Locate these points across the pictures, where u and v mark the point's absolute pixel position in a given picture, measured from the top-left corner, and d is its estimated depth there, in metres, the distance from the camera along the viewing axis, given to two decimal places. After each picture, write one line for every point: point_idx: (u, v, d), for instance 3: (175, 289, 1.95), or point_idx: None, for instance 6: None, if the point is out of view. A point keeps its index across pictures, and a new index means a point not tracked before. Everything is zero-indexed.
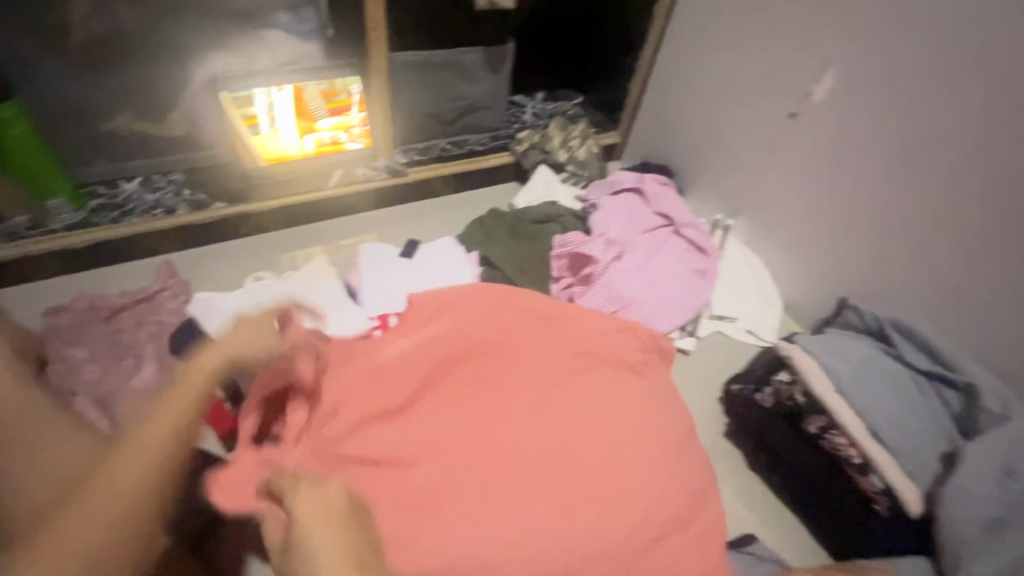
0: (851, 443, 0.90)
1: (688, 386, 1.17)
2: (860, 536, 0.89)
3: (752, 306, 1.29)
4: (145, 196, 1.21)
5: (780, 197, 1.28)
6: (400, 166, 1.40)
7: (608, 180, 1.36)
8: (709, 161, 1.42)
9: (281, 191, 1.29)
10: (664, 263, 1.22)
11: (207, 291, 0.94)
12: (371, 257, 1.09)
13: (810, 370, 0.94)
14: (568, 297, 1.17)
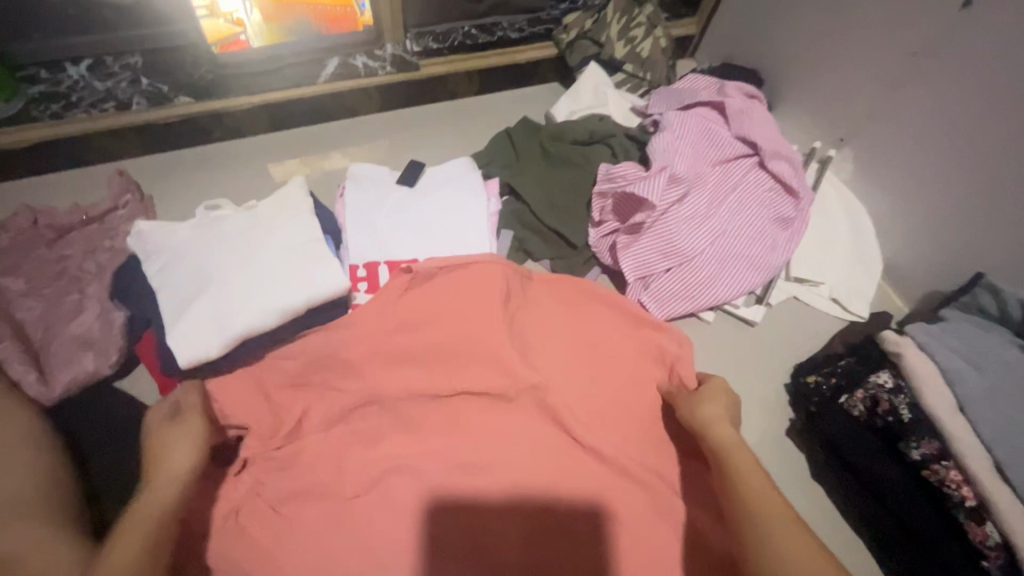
0: (965, 479, 0.68)
1: (749, 364, 0.95)
2: None
3: (843, 266, 1.02)
4: (94, 84, 0.97)
5: (913, 124, 0.94)
6: (410, 56, 1.10)
7: (679, 91, 1.04)
8: (818, 66, 1.06)
9: (262, 83, 1.03)
10: (739, 207, 0.94)
11: (149, 222, 0.72)
12: (360, 181, 0.85)
13: (923, 373, 0.72)
14: (609, 247, 0.94)
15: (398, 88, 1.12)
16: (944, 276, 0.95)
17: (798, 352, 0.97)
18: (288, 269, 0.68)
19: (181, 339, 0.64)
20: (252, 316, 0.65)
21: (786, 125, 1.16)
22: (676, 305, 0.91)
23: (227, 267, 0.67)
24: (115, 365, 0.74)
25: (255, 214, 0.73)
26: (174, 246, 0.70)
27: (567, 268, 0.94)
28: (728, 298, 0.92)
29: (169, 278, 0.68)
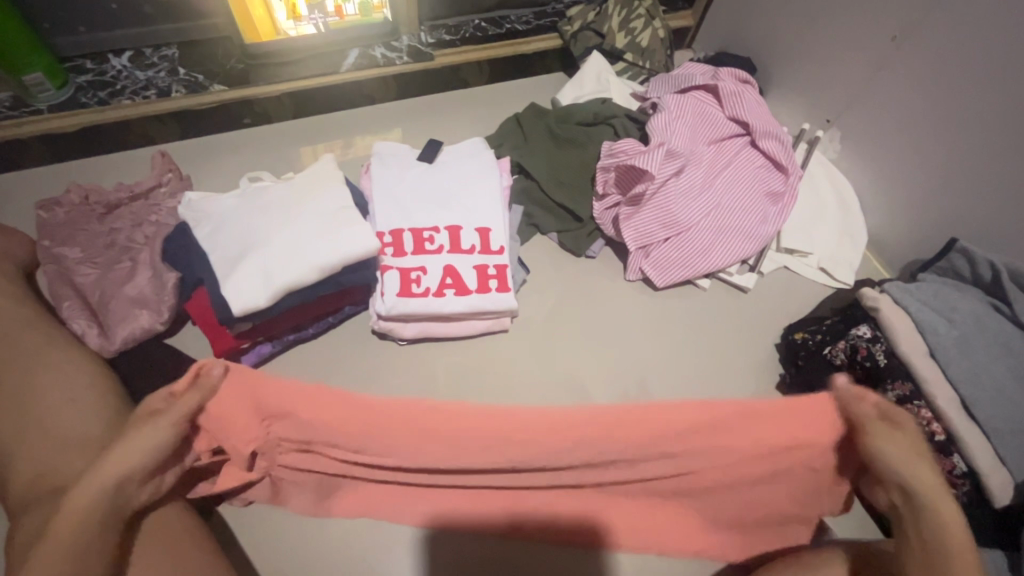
0: (935, 416, 0.76)
1: (744, 328, 1.02)
2: None
3: (830, 239, 1.09)
4: (136, 73, 1.05)
5: (892, 105, 1.02)
6: (425, 48, 1.18)
7: (676, 75, 1.12)
8: (805, 54, 1.14)
9: (289, 73, 1.11)
10: (732, 182, 1.02)
11: (199, 193, 0.81)
12: (384, 157, 0.93)
13: (898, 324, 0.80)
14: (612, 219, 1.01)
15: (413, 77, 1.20)
16: (923, 245, 1.03)
17: (788, 318, 1.04)
18: (325, 231, 0.76)
19: (231, 291, 0.72)
20: (293, 272, 0.73)
21: (778, 110, 1.24)
22: (674, 272, 0.99)
23: (271, 230, 0.75)
24: (166, 322, 0.83)
25: (292, 184, 0.81)
26: (222, 213, 0.78)
27: (573, 240, 1.02)
28: (722, 265, 0.99)
29: (219, 239, 0.76)
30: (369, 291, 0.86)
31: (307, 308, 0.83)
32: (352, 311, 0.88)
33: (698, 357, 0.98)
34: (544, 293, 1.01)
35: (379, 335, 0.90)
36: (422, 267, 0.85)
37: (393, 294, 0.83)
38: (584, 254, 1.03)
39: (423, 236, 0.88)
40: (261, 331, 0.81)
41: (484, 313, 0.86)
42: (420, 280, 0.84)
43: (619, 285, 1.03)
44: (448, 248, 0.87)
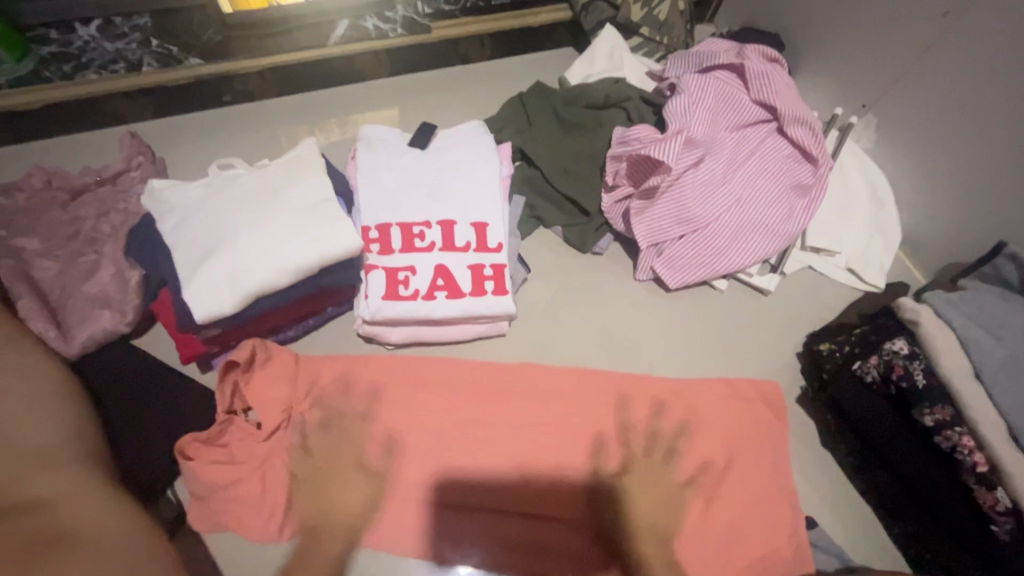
0: (978, 444, 0.67)
1: (762, 333, 0.94)
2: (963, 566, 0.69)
3: (859, 237, 1.00)
4: (104, 45, 0.97)
5: (938, 89, 0.91)
6: (422, 19, 1.08)
7: (697, 53, 1.02)
8: (839, 29, 1.03)
9: (272, 46, 1.02)
10: (755, 173, 0.93)
11: (164, 181, 0.73)
12: (372, 143, 0.84)
13: (940, 341, 0.71)
14: (622, 214, 0.92)
15: (408, 52, 1.10)
16: (965, 245, 0.93)
17: (812, 324, 0.95)
18: (301, 228, 0.68)
19: (195, 294, 0.65)
20: (265, 273, 0.65)
21: (807, 93, 1.13)
22: (688, 272, 0.90)
23: (240, 226, 0.68)
24: (131, 323, 0.76)
25: (266, 173, 0.73)
26: (189, 203, 0.71)
27: (579, 235, 0.93)
28: (741, 266, 0.91)
29: (184, 234, 0.68)
30: (354, 292, 0.79)
31: (282, 310, 0.76)
32: (333, 312, 0.81)
33: (713, 366, 0.90)
34: (546, 292, 0.93)
35: (365, 339, 0.83)
36: (412, 267, 0.77)
37: (379, 297, 0.75)
38: (590, 250, 0.94)
39: (413, 232, 0.80)
40: (235, 335, 0.75)
41: (479, 318, 0.78)
42: (409, 281, 0.76)
43: (628, 284, 0.95)
44: (440, 245, 0.79)
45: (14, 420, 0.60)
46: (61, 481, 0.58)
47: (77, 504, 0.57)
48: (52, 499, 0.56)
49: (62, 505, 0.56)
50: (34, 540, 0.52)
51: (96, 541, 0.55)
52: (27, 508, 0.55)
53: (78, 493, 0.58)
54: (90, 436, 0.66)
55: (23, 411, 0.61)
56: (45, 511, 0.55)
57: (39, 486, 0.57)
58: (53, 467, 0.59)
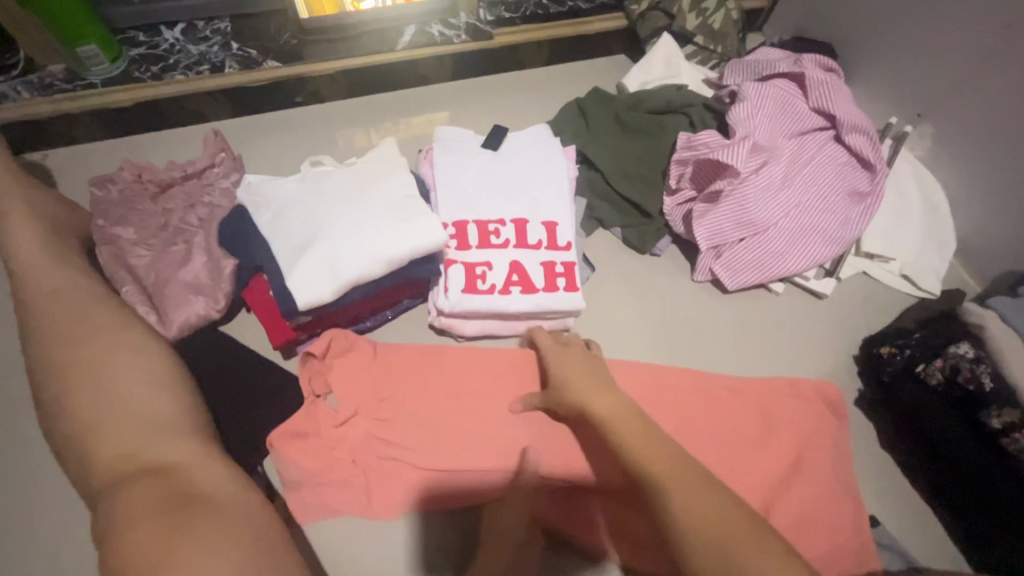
0: None
1: (818, 336, 0.95)
2: None
3: (914, 244, 1.01)
4: (188, 47, 1.02)
5: (1000, 101, 0.92)
6: (484, 26, 1.12)
7: (755, 61, 1.04)
8: (896, 41, 1.05)
9: (343, 51, 1.06)
10: (814, 179, 0.95)
11: (258, 176, 0.77)
12: (447, 143, 0.88)
13: (1007, 348, 0.73)
14: (684, 216, 0.95)
15: (470, 57, 1.14)
16: (1022, 254, 0.95)
17: (866, 327, 0.97)
18: (392, 222, 0.72)
19: (295, 283, 0.68)
20: (360, 264, 0.69)
21: (860, 101, 1.15)
22: (747, 274, 0.93)
23: (333, 220, 0.72)
24: (222, 310, 0.81)
25: (355, 170, 0.76)
26: (284, 198, 0.75)
27: (638, 236, 0.96)
28: (798, 269, 0.93)
29: (283, 227, 0.73)
30: (430, 285, 0.82)
31: (364, 302, 0.79)
32: (409, 303, 0.84)
33: (770, 367, 0.92)
34: (606, 291, 0.96)
35: (437, 331, 0.87)
36: (487, 262, 0.81)
37: (458, 291, 0.78)
38: (648, 251, 0.97)
39: (488, 229, 0.83)
40: (320, 324, 0.78)
41: (550, 313, 0.81)
42: (485, 276, 0.80)
43: (685, 284, 0.97)
44: (513, 243, 0.82)
45: (140, 396, 0.69)
46: (181, 448, 0.66)
47: (196, 471, 0.64)
48: (175, 466, 0.64)
49: (182, 471, 0.63)
50: (160, 500, 0.59)
51: (213, 502, 0.61)
52: (154, 473, 0.62)
53: (196, 461, 0.65)
54: (198, 410, 0.72)
55: (146, 387, 0.70)
56: (167, 475, 0.62)
57: (161, 455, 0.64)
58: (175, 439, 0.67)
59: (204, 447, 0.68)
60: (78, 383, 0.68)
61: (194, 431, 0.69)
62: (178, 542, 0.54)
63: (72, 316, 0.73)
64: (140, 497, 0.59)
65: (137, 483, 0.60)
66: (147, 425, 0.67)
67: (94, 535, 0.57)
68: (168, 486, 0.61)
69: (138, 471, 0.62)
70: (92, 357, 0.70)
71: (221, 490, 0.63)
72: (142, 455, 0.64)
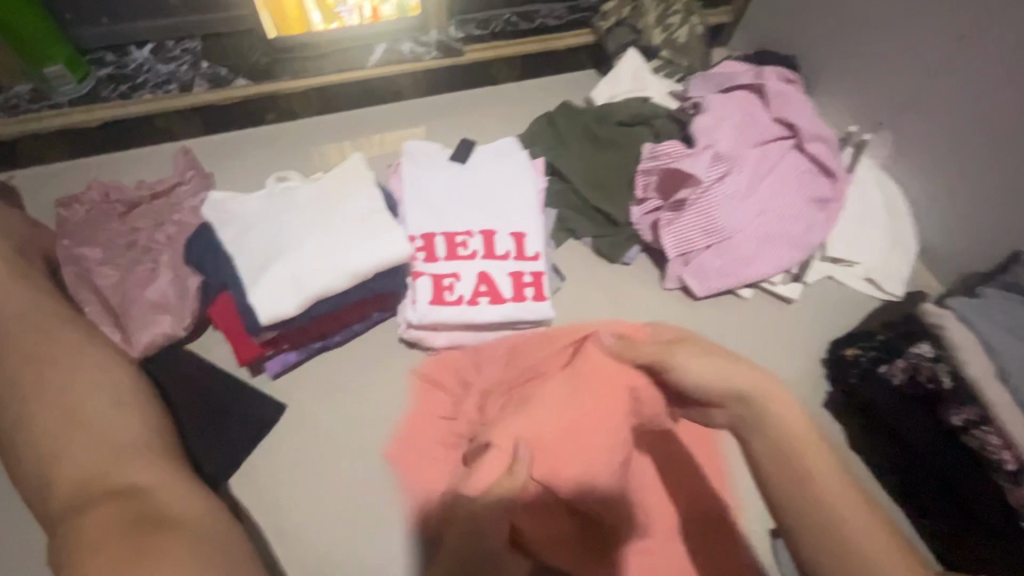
0: (1008, 445, 0.69)
1: (787, 340, 0.97)
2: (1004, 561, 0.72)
3: (878, 248, 1.03)
4: (157, 66, 1.02)
5: (952, 109, 0.96)
6: (455, 42, 1.13)
7: (719, 74, 1.06)
8: (854, 53, 1.09)
9: (314, 68, 1.07)
10: (778, 186, 0.97)
11: (223, 193, 0.77)
12: (415, 157, 0.88)
13: (966, 346, 0.72)
14: (652, 225, 0.96)
15: (441, 73, 1.15)
16: (980, 255, 0.97)
17: (834, 331, 0.99)
18: (357, 236, 0.72)
19: (258, 297, 0.69)
20: (323, 277, 0.69)
21: (823, 109, 1.18)
22: (716, 280, 0.94)
23: (297, 234, 0.72)
24: (188, 328, 0.80)
25: (320, 185, 0.77)
26: (249, 215, 0.75)
27: (609, 246, 0.97)
28: (765, 274, 0.94)
29: (247, 242, 0.73)
30: (399, 298, 0.83)
31: (330, 315, 0.79)
32: (379, 317, 0.84)
33: None
34: (578, 301, 0.96)
35: (407, 344, 0.87)
36: (455, 274, 0.81)
37: (426, 302, 0.79)
38: (619, 260, 0.98)
39: (456, 241, 0.83)
40: (287, 339, 0.78)
41: (519, 323, 0.81)
42: (453, 287, 0.80)
43: (656, 292, 0.99)
44: (481, 254, 0.83)
45: (107, 416, 0.68)
46: (147, 467, 0.65)
47: (161, 489, 0.63)
48: (140, 485, 0.63)
49: (147, 490, 0.62)
50: (125, 519, 0.58)
51: (178, 519, 0.60)
52: (121, 492, 0.61)
53: (161, 481, 0.65)
54: (166, 430, 0.72)
55: (114, 408, 0.69)
56: (132, 493, 0.61)
57: (126, 475, 0.63)
58: (140, 458, 0.66)
59: (171, 466, 0.67)
60: (43, 402, 0.67)
61: (161, 451, 0.69)
62: (144, 559, 0.53)
63: (34, 338, 0.72)
64: (105, 517, 0.58)
65: (103, 502, 0.60)
66: (113, 445, 0.66)
67: (55, 557, 0.56)
68: (134, 505, 0.60)
69: (102, 491, 0.61)
70: (57, 378, 0.69)
71: (188, 508, 0.62)
72: (106, 476, 0.63)
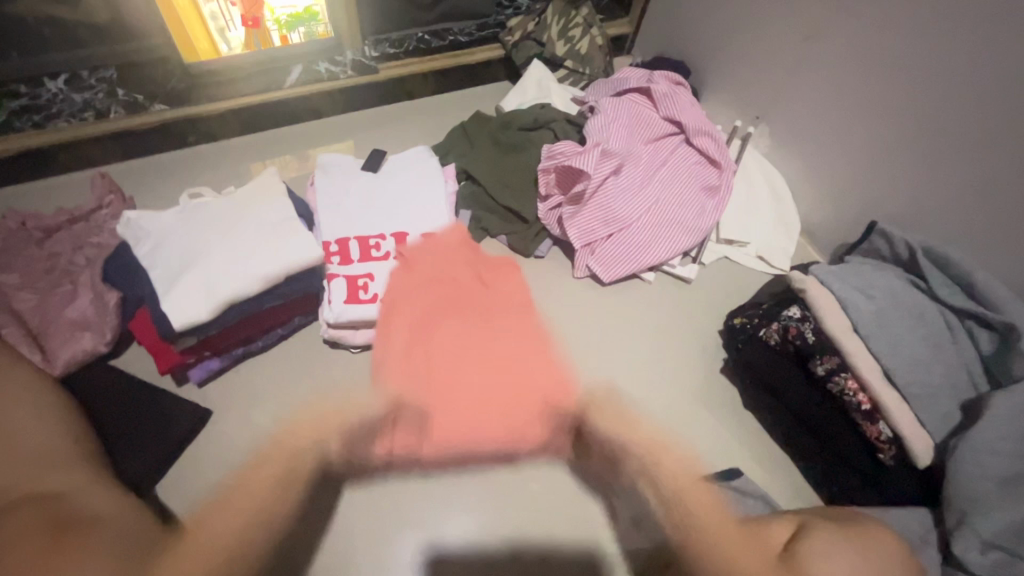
0: (861, 386, 0.80)
1: (688, 316, 1.06)
2: (873, 499, 0.80)
3: (765, 228, 1.15)
4: (72, 96, 1.02)
5: (812, 101, 1.08)
6: (369, 61, 1.20)
7: (613, 80, 1.17)
8: (733, 56, 1.21)
9: (232, 91, 1.11)
10: (670, 178, 1.07)
11: (135, 211, 0.80)
12: (329, 169, 0.94)
13: (823, 303, 0.84)
14: (557, 220, 1.04)
15: (358, 90, 1.21)
16: (849, 229, 1.09)
17: (731, 305, 1.08)
18: (267, 245, 0.77)
19: (172, 304, 0.73)
20: (237, 284, 0.74)
21: (714, 108, 1.30)
22: (619, 267, 1.03)
23: (210, 246, 0.77)
24: (109, 343, 0.83)
25: (234, 199, 0.82)
26: (163, 230, 0.79)
27: (520, 241, 1.05)
28: (663, 257, 1.03)
29: (162, 256, 0.77)
30: (319, 301, 0.88)
31: (247, 321, 0.84)
32: (301, 321, 0.90)
33: (648, 348, 1.01)
34: None
35: (331, 345, 0.92)
36: (369, 274, 0.87)
37: (340, 302, 0.84)
38: (532, 254, 1.06)
39: (369, 244, 0.89)
40: (208, 346, 0.82)
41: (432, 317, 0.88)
42: (367, 286, 0.86)
43: (569, 282, 1.06)
44: (394, 254, 0.89)
45: (29, 430, 0.70)
46: (68, 476, 0.67)
47: (91, 495, 0.66)
48: (67, 489, 0.66)
49: (71, 495, 0.65)
50: (51, 523, 0.60)
51: (99, 521, 0.62)
52: (40, 499, 0.63)
53: (84, 487, 0.67)
54: (90, 442, 0.74)
55: (34, 421, 0.71)
56: (55, 498, 0.64)
57: (47, 484, 0.65)
58: (66, 466, 0.68)
59: (95, 475, 0.69)
60: None
61: (82, 459, 0.70)
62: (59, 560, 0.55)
63: None
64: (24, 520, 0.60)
65: (23, 508, 0.62)
66: (34, 457, 0.68)
67: None
68: (57, 508, 0.62)
69: (21, 500, 0.63)
70: None
71: (114, 512, 0.65)
72: (26, 487, 0.65)
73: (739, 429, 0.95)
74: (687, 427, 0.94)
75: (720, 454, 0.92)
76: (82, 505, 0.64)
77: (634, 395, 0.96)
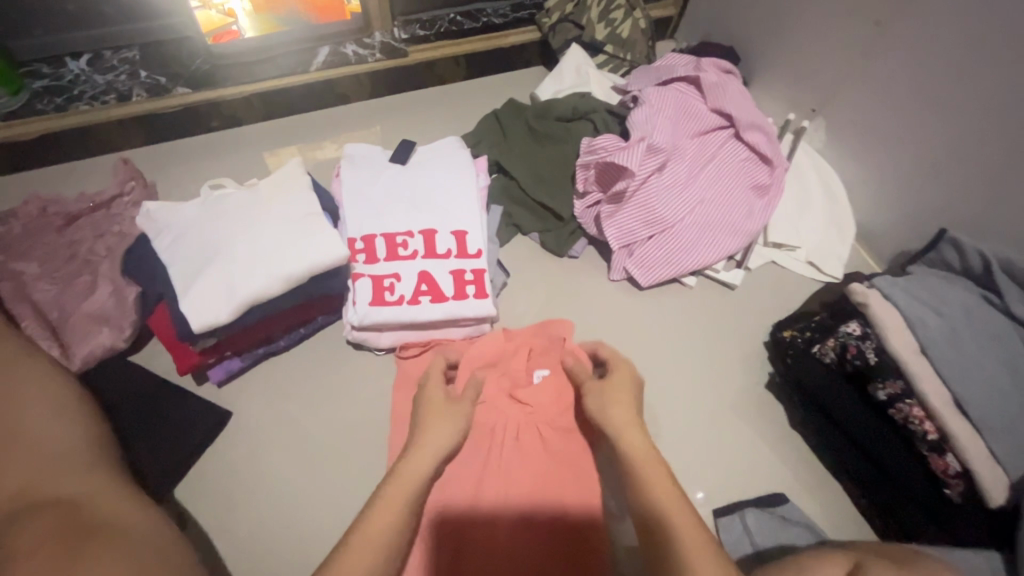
0: (928, 415, 0.73)
1: (732, 325, 0.99)
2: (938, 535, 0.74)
3: (818, 231, 1.07)
4: (94, 77, 1.01)
5: (876, 93, 0.99)
6: (398, 44, 1.14)
7: (656, 68, 1.09)
8: (786, 42, 1.12)
9: (257, 73, 1.07)
10: (716, 175, 0.99)
11: (156, 203, 0.77)
12: (355, 160, 0.89)
13: (888, 321, 0.76)
14: (594, 218, 0.98)
15: (387, 74, 1.15)
16: (911, 235, 1.01)
17: (778, 314, 1.01)
18: (289, 243, 0.73)
19: (191, 303, 0.69)
20: (257, 283, 0.70)
21: (764, 99, 1.21)
22: (659, 271, 0.96)
23: (229, 241, 0.72)
24: (128, 339, 0.81)
25: (256, 191, 0.77)
26: (182, 224, 0.75)
27: (555, 240, 0.99)
28: (706, 261, 0.96)
29: (181, 251, 0.73)
30: (343, 300, 0.84)
31: (268, 321, 0.80)
32: (324, 321, 0.86)
33: (688, 359, 0.95)
34: (525, 299, 0.97)
35: (355, 345, 0.89)
36: (396, 274, 0.82)
37: (366, 303, 0.80)
38: (566, 254, 1.00)
39: (397, 242, 0.84)
40: (227, 346, 0.79)
41: (460, 321, 0.83)
42: (394, 287, 0.81)
43: (604, 285, 1.00)
44: (422, 253, 0.84)
45: (49, 429, 0.67)
46: (86, 481, 0.65)
47: (106, 501, 0.63)
48: (83, 495, 0.63)
49: (85, 501, 0.62)
50: (63, 531, 0.57)
51: (114, 529, 0.59)
52: (56, 505, 0.60)
53: (99, 492, 0.64)
54: (110, 444, 0.71)
55: (54, 421, 0.68)
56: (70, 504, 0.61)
57: (63, 487, 0.63)
58: (84, 470, 0.66)
59: (112, 479, 0.67)
60: None
61: (102, 463, 0.68)
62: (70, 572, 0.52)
63: None
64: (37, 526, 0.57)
65: (37, 513, 0.59)
66: (52, 458, 0.65)
67: None
68: (72, 515, 0.59)
69: (35, 504, 0.60)
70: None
71: (129, 520, 0.62)
72: (42, 488, 0.62)
73: (785, 450, 0.88)
74: (726, 445, 0.88)
75: (765, 476, 0.86)
76: (96, 512, 0.61)
77: (672, 409, 0.90)
